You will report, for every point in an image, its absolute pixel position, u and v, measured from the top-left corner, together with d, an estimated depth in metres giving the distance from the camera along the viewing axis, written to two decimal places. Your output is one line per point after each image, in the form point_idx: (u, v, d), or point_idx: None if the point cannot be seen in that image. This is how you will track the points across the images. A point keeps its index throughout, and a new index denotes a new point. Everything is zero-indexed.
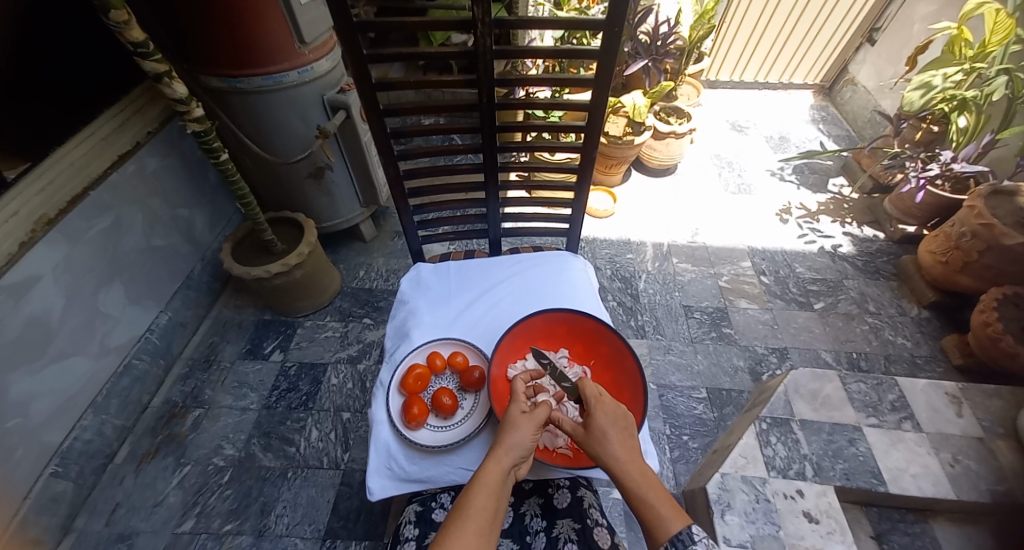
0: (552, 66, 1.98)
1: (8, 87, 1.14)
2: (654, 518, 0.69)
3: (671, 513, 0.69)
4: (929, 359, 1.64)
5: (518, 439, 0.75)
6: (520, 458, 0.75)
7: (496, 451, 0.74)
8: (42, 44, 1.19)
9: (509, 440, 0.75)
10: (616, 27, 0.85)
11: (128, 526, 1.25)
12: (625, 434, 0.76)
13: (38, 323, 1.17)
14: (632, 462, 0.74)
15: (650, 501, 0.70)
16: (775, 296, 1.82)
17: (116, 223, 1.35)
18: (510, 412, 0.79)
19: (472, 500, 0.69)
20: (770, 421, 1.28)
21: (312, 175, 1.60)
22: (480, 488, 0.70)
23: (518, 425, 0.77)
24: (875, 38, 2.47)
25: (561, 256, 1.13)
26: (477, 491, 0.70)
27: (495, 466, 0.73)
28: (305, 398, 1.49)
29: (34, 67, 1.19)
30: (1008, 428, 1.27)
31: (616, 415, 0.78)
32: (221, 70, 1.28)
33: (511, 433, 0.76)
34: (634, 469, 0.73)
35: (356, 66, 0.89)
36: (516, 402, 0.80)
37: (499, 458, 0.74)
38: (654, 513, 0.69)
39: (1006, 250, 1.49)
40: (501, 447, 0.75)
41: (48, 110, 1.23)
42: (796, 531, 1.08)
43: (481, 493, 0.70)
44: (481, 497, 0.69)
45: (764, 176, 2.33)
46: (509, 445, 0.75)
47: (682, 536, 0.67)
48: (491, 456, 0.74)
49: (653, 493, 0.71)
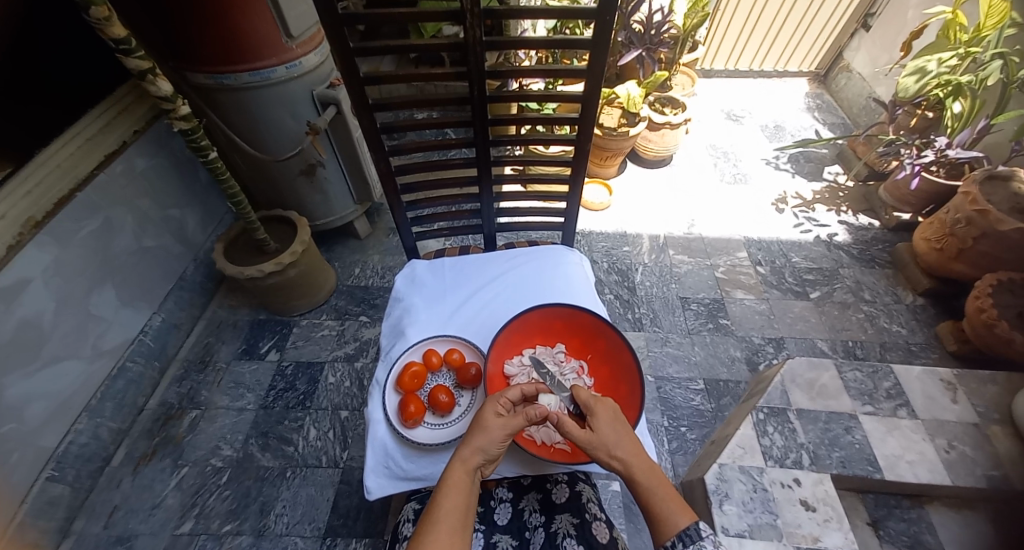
0: (545, 57, 1.96)
1: (10, 88, 1.16)
2: (660, 512, 0.69)
3: (676, 507, 0.69)
4: (924, 346, 1.65)
5: (488, 440, 0.75)
6: (487, 459, 0.75)
7: (463, 451, 0.74)
8: (38, 46, 1.20)
9: (477, 442, 0.75)
10: (609, 17, 0.84)
11: (127, 528, 1.24)
12: (628, 432, 0.76)
13: (29, 327, 1.16)
14: (639, 460, 0.74)
15: (658, 494, 0.71)
16: (772, 286, 1.83)
17: (106, 225, 1.33)
18: (484, 411, 0.78)
19: (442, 500, 0.69)
20: (767, 411, 1.28)
21: (304, 172, 1.58)
22: (450, 488, 0.71)
23: (489, 427, 0.76)
24: (870, 24, 2.45)
25: (557, 250, 1.13)
26: (446, 491, 0.70)
27: (462, 466, 0.73)
28: (303, 397, 1.49)
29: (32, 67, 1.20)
30: (1003, 414, 1.28)
31: (616, 416, 0.78)
32: (207, 67, 1.26)
33: (481, 435, 0.75)
34: (641, 465, 0.73)
35: (344, 61, 0.87)
36: (494, 403, 0.79)
37: (466, 459, 0.74)
38: (663, 508, 0.69)
39: (1002, 236, 1.49)
40: (468, 444, 0.75)
41: (48, 112, 1.25)
42: (794, 520, 1.09)
43: (451, 492, 0.70)
44: (452, 496, 0.70)
45: (760, 165, 2.32)
46: (476, 446, 0.74)
47: (690, 530, 0.67)
48: (458, 456, 0.74)
49: (661, 488, 0.71)
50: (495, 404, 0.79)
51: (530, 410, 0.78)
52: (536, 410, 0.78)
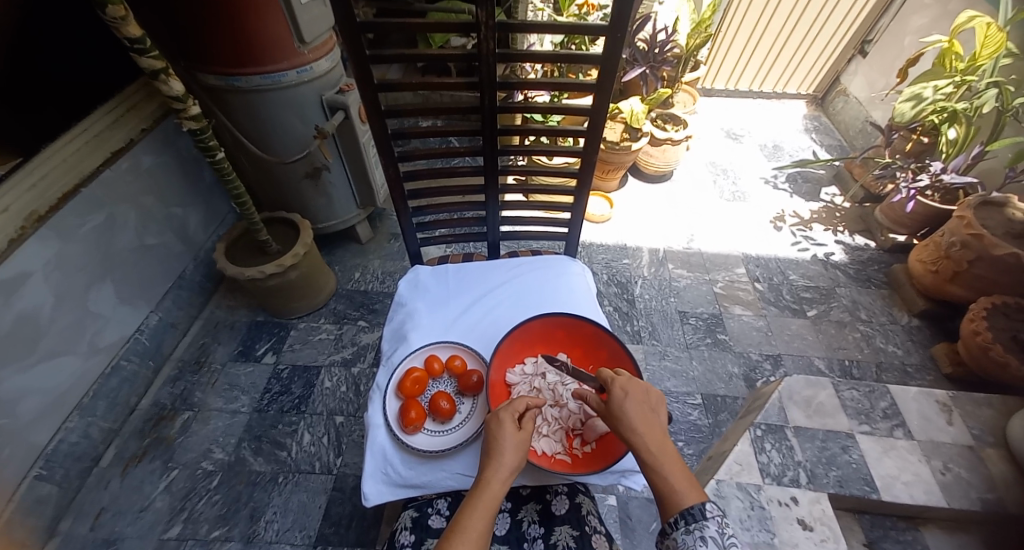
0: (551, 71, 1.99)
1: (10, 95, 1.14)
2: (667, 487, 0.68)
3: (684, 488, 0.67)
4: (919, 367, 1.66)
5: (515, 457, 0.72)
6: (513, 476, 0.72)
7: (493, 473, 0.70)
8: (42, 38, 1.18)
9: (506, 462, 0.71)
10: (620, 34, 0.86)
11: (114, 531, 1.22)
12: (646, 407, 0.75)
13: (27, 321, 1.14)
14: (648, 427, 0.72)
15: (662, 469, 0.69)
16: (769, 303, 1.84)
17: (108, 222, 1.32)
18: (503, 425, 0.75)
19: (470, 523, 0.66)
20: (764, 427, 1.31)
21: (308, 176, 1.58)
22: (479, 510, 0.67)
23: (513, 444, 0.73)
24: (867, 51, 2.51)
25: (560, 260, 1.13)
26: (474, 513, 0.67)
27: (492, 489, 0.69)
28: (298, 401, 1.47)
29: (32, 58, 1.18)
30: (998, 437, 1.29)
31: (634, 391, 0.76)
32: (218, 68, 1.27)
33: (508, 453, 0.72)
34: (650, 438, 0.72)
35: (358, 65, 0.88)
36: (512, 417, 0.76)
37: (496, 481, 0.70)
38: (675, 483, 0.68)
39: (996, 260, 1.51)
40: (497, 465, 0.71)
41: (57, 116, 1.25)
42: (791, 538, 1.08)
43: (478, 514, 0.67)
44: (480, 520, 0.66)
45: (758, 184, 2.35)
46: (506, 467, 0.71)
47: (692, 510, 0.65)
48: (488, 477, 0.70)
49: (667, 463, 0.70)
50: (508, 415, 0.76)
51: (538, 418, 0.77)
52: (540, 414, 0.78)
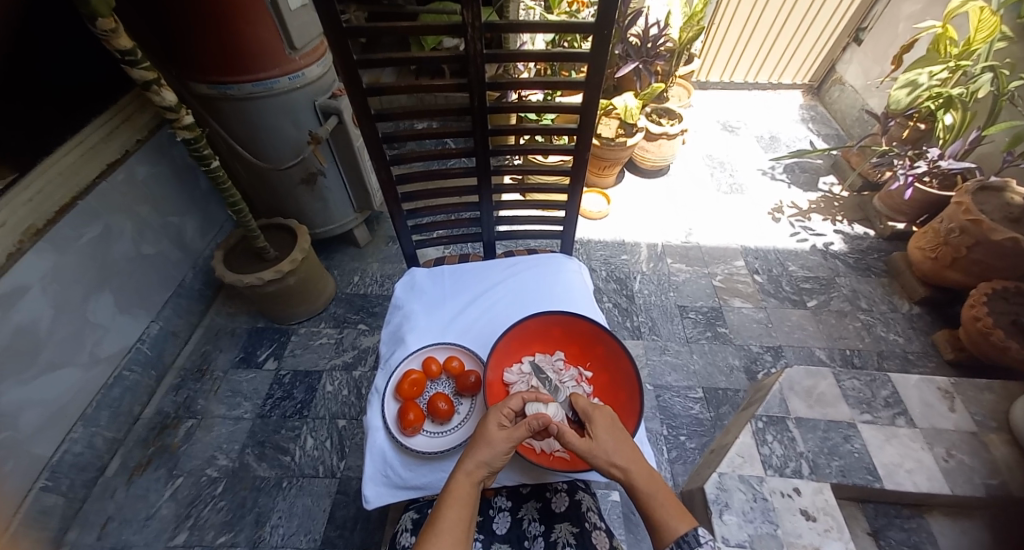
0: (543, 70, 1.99)
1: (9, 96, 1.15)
2: (659, 518, 0.71)
3: (677, 513, 0.71)
4: (920, 354, 1.65)
5: (491, 454, 0.74)
6: (491, 469, 0.74)
7: (466, 464, 0.74)
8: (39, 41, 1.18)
9: (479, 455, 0.74)
10: (605, 31, 0.85)
11: (120, 539, 1.23)
12: (626, 438, 0.76)
13: (26, 333, 1.15)
14: (635, 459, 0.75)
15: (653, 496, 0.72)
16: (769, 295, 1.83)
17: (105, 233, 1.33)
18: (488, 425, 0.76)
19: (444, 513, 0.70)
20: (766, 419, 1.28)
21: (304, 181, 1.59)
22: (453, 502, 0.71)
23: (492, 441, 0.75)
24: (861, 38, 2.50)
25: (556, 258, 1.14)
26: (449, 504, 0.70)
27: (467, 478, 0.73)
28: (300, 406, 1.48)
29: (31, 63, 1.18)
30: (1000, 421, 1.29)
31: (612, 423, 0.78)
32: (209, 77, 1.28)
33: (483, 448, 0.74)
34: (638, 471, 0.74)
35: (347, 70, 0.88)
36: (497, 414, 0.78)
37: (471, 472, 0.73)
38: (662, 514, 0.71)
39: (995, 245, 1.51)
40: (471, 458, 0.74)
41: (49, 112, 1.25)
42: (794, 529, 1.08)
43: (453, 505, 0.70)
44: (455, 510, 0.70)
45: (755, 176, 2.34)
46: (479, 460, 0.74)
47: (688, 536, 0.68)
48: (462, 468, 0.73)
49: (656, 489, 0.73)
50: (498, 415, 0.77)
51: (530, 420, 0.75)
52: (536, 421, 0.75)
